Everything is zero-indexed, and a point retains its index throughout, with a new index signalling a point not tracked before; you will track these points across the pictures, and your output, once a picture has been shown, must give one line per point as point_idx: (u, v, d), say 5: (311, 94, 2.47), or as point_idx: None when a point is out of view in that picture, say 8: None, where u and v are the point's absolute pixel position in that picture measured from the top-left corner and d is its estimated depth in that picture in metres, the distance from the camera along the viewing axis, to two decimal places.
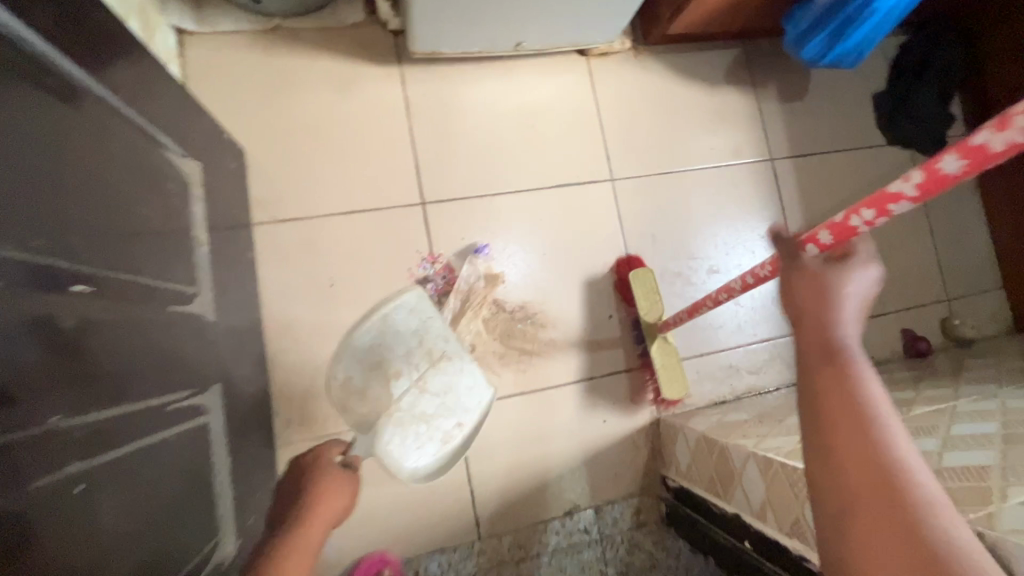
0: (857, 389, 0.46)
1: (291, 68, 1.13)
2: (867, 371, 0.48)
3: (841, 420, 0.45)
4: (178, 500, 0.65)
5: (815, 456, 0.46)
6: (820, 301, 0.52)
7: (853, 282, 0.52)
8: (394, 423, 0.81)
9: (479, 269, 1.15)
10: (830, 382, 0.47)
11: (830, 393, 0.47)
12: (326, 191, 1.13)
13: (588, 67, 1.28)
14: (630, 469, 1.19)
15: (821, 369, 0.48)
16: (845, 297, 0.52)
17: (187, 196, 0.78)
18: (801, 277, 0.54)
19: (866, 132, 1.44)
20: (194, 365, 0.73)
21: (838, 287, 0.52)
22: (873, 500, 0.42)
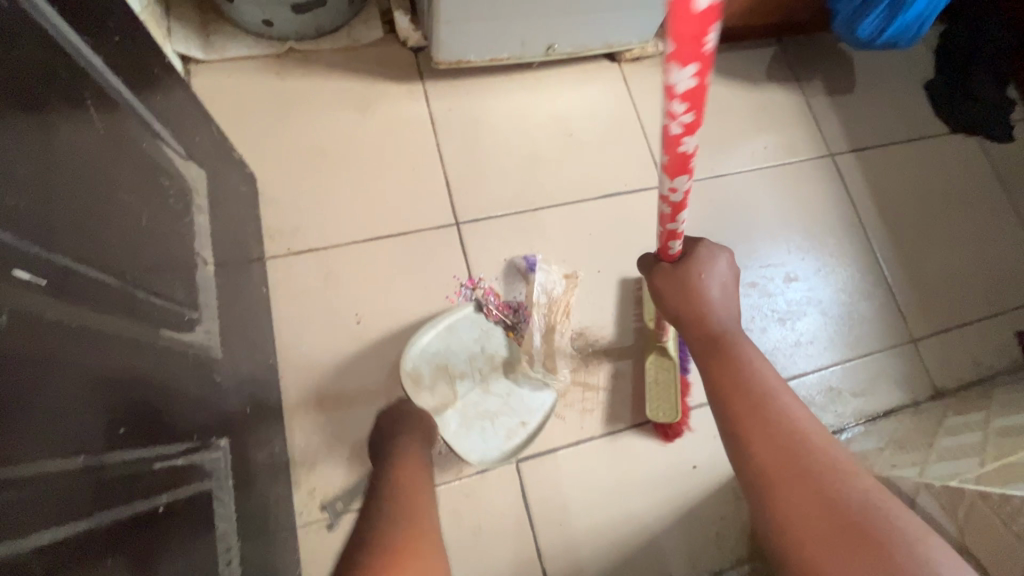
0: (739, 359, 0.54)
1: (306, 90, 1.04)
2: (750, 352, 0.54)
3: (734, 380, 0.52)
4: None
5: (726, 433, 0.51)
6: (687, 296, 0.60)
7: (713, 269, 0.61)
8: (461, 411, 0.92)
9: (552, 275, 1.02)
10: (715, 356, 0.55)
11: (719, 367, 0.54)
12: (349, 217, 0.99)
13: (622, 74, 1.20)
14: (734, 525, 0.95)
15: (711, 352, 0.56)
16: (706, 292, 0.59)
17: (193, 206, 0.63)
18: (667, 281, 0.62)
19: (926, 120, 1.32)
20: (199, 415, 0.55)
21: (691, 285, 0.60)
22: (775, 462, 0.46)
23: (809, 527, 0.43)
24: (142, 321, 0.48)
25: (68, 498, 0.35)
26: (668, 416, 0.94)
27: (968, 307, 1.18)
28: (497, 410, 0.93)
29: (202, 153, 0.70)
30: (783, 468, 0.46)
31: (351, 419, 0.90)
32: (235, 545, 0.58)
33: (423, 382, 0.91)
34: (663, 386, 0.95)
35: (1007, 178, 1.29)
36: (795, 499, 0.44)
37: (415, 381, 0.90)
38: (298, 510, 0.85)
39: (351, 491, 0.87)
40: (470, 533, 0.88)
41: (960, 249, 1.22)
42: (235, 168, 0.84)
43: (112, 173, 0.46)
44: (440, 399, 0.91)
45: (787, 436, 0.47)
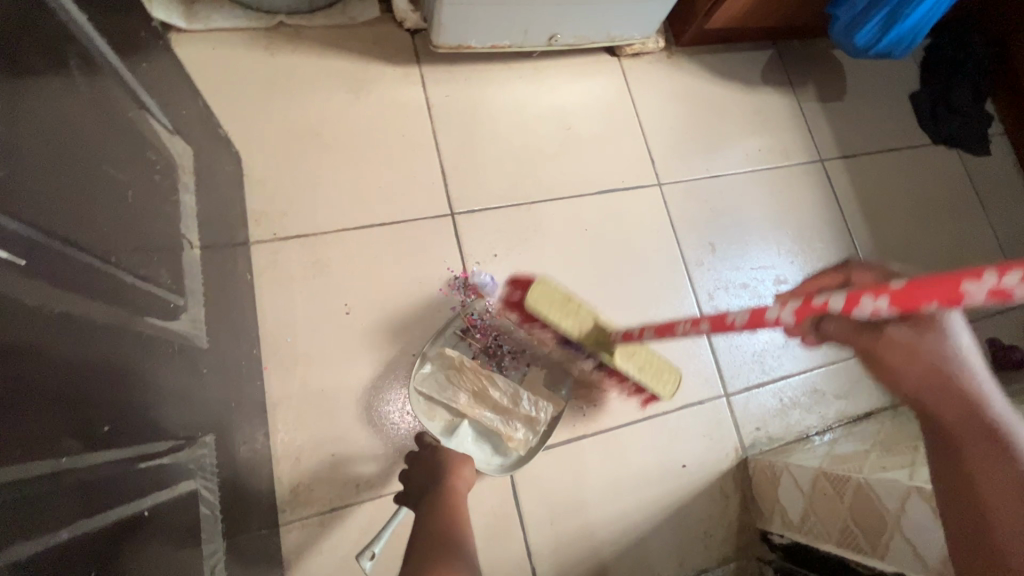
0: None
1: (296, 67, 0.99)
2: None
3: (1016, 501, 0.42)
4: None
5: (986, 552, 0.42)
6: (931, 375, 0.47)
7: (956, 341, 0.48)
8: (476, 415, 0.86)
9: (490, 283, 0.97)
10: (980, 456, 0.44)
11: (998, 478, 0.43)
12: (340, 203, 0.95)
13: (622, 68, 1.18)
14: (721, 524, 0.97)
15: (970, 446, 0.45)
16: (959, 368, 0.47)
17: (179, 184, 0.59)
18: (902, 348, 0.48)
19: (911, 129, 1.35)
20: (185, 410, 0.51)
21: (938, 355, 0.47)
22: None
23: None
24: (129, 308, 0.44)
25: (54, 503, 0.32)
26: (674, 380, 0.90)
27: None
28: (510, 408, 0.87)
29: (188, 128, 0.65)
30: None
31: (338, 414, 0.86)
32: (219, 551, 0.54)
33: (433, 395, 0.86)
34: (650, 357, 0.90)
35: (982, 190, 1.34)
36: None
37: (427, 395, 0.86)
38: (280, 508, 0.81)
39: (337, 488, 0.83)
40: None
41: (939, 258, 1.26)
42: (222, 146, 0.79)
43: (101, 147, 0.43)
44: (453, 408, 0.86)
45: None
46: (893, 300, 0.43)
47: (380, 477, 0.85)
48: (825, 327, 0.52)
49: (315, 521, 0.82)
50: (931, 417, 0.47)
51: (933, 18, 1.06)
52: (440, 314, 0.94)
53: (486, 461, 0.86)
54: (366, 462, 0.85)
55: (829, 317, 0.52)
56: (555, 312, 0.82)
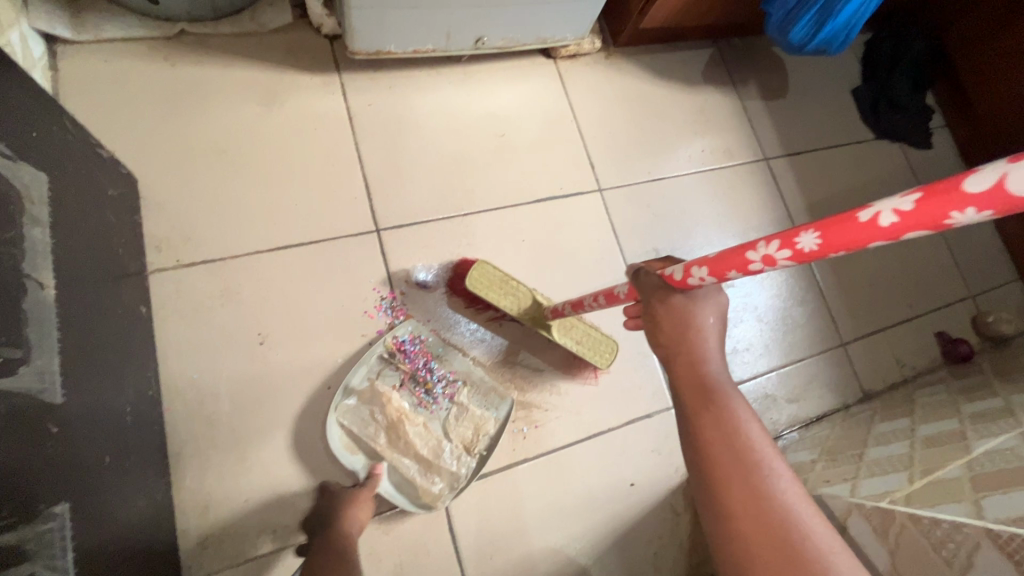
0: (732, 423, 0.44)
1: (200, 79, 0.92)
2: (742, 407, 0.45)
3: (721, 453, 0.43)
4: None
5: (708, 503, 0.43)
6: (681, 339, 0.50)
7: (710, 313, 0.51)
8: (395, 459, 0.83)
9: (434, 293, 0.93)
10: (705, 420, 0.45)
11: (707, 431, 0.44)
12: (251, 225, 0.88)
13: (558, 71, 1.14)
14: (672, 542, 0.93)
15: (695, 407, 0.46)
16: (704, 330, 0.50)
17: (23, 217, 0.52)
18: (667, 316, 0.52)
19: (854, 124, 1.34)
20: (21, 482, 0.44)
21: (689, 319, 0.51)
22: (766, 555, 0.39)
23: None
24: None
25: None
26: (612, 351, 0.90)
27: (892, 310, 1.21)
28: (431, 457, 0.84)
29: (45, 152, 0.58)
30: (769, 562, 0.39)
31: (252, 455, 0.79)
32: None
33: (354, 429, 0.82)
34: (589, 332, 0.91)
35: (925, 183, 1.33)
36: None
37: (348, 430, 0.82)
38: (186, 564, 0.73)
39: (252, 537, 0.76)
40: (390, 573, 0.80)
41: (886, 254, 1.25)
42: (104, 169, 0.72)
43: None
44: (370, 447, 0.83)
45: (776, 515, 0.40)
46: (711, 271, 0.50)
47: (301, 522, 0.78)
48: (634, 287, 0.57)
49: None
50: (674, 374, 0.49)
51: (867, 13, 1.05)
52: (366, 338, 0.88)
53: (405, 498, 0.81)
54: (283, 505, 0.78)
55: (644, 274, 0.56)
56: (493, 291, 0.87)
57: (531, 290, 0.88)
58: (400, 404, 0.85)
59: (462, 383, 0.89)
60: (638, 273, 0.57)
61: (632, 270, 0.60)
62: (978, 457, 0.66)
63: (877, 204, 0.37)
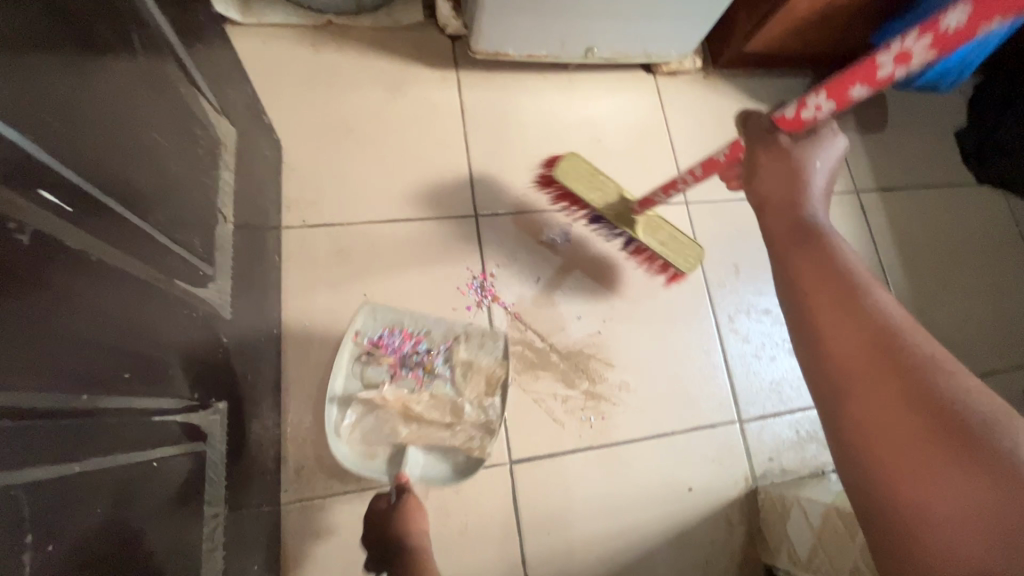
0: (825, 248, 0.52)
1: (339, 64, 1.03)
2: (835, 240, 0.52)
3: (817, 272, 0.50)
4: (166, 551, 0.45)
5: (799, 313, 0.48)
6: (784, 180, 0.60)
7: (817, 160, 0.61)
8: (425, 438, 0.82)
9: (522, 278, 0.99)
10: (794, 247, 0.53)
11: (800, 257, 0.52)
12: (368, 197, 0.97)
13: (657, 86, 1.19)
14: (724, 552, 0.94)
15: (787, 241, 0.54)
16: (806, 173, 0.59)
17: (220, 161, 0.62)
18: (768, 161, 0.61)
19: (954, 167, 1.31)
20: (204, 375, 0.54)
21: (799, 161, 0.60)
22: (865, 343, 0.43)
23: (885, 393, 0.41)
24: (162, 271, 0.47)
25: (64, 438, 0.34)
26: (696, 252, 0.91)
27: (979, 360, 1.16)
28: (453, 419, 0.83)
29: (234, 110, 0.68)
30: (867, 348, 0.43)
31: None
32: (220, 508, 0.56)
33: (370, 437, 0.81)
34: (673, 233, 0.92)
35: None
36: (876, 379, 0.41)
37: (364, 441, 0.82)
38: (283, 487, 0.82)
39: (339, 474, 0.85)
40: (455, 531, 0.86)
41: (979, 302, 1.21)
42: (264, 133, 0.83)
43: (149, 114, 0.45)
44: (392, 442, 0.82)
45: (873, 316, 0.44)
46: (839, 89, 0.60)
47: None
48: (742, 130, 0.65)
49: (315, 504, 0.83)
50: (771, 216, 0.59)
51: (984, 54, 1.04)
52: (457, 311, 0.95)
53: (445, 471, 0.83)
54: None
55: (753, 117, 0.65)
56: (581, 186, 0.92)
57: (618, 185, 0.92)
58: (399, 394, 0.83)
59: (456, 340, 0.88)
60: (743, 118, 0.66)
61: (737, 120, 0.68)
62: None
63: None
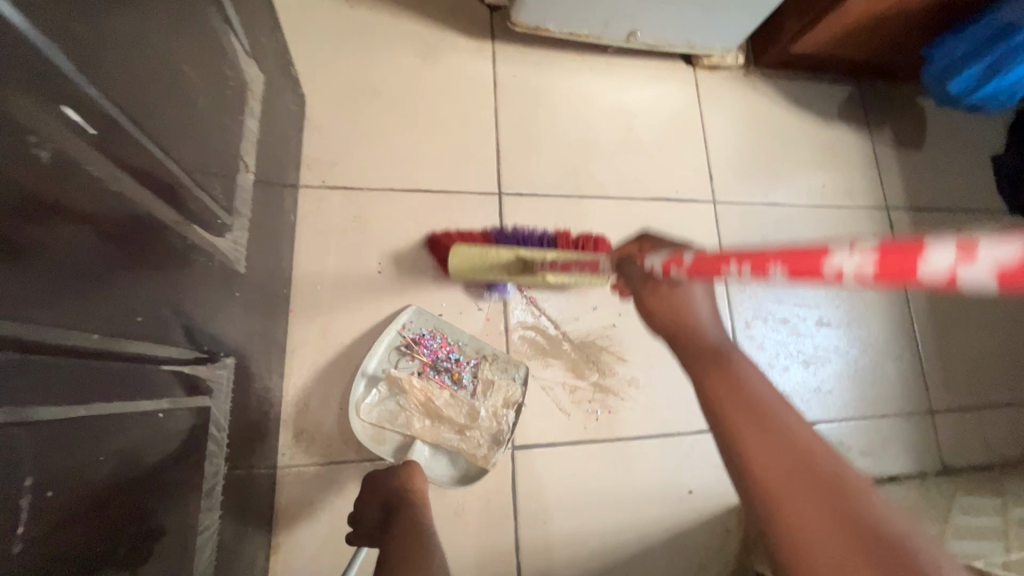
0: (734, 369, 0.46)
1: (372, 23, 1.00)
2: (742, 361, 0.46)
3: (729, 396, 0.43)
4: (164, 510, 0.43)
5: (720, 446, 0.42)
6: (673, 305, 0.55)
7: (696, 290, 0.56)
8: (434, 437, 0.83)
9: None
10: (707, 372, 0.46)
11: (710, 380, 0.45)
12: (390, 164, 0.95)
13: (695, 79, 1.15)
14: (717, 559, 0.93)
15: (699, 367, 0.47)
16: (693, 303, 0.55)
17: (246, 107, 0.58)
18: (657, 293, 0.56)
19: (988, 192, 1.27)
20: (213, 328, 0.51)
21: (685, 294, 0.55)
22: (788, 473, 0.39)
23: (826, 542, 0.36)
24: (182, 210, 0.43)
25: (73, 382, 0.31)
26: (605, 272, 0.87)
27: (990, 390, 1.14)
28: (466, 424, 0.85)
29: (264, 57, 0.65)
30: (795, 478, 0.38)
31: (351, 370, 0.86)
32: (221, 467, 0.54)
33: (382, 424, 0.83)
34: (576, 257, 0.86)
35: None
36: (816, 524, 0.36)
37: (376, 425, 0.83)
38: (280, 451, 0.81)
39: (339, 442, 0.83)
40: (450, 511, 0.85)
41: (996, 331, 1.18)
42: (293, 86, 0.80)
43: (183, 42, 0.41)
44: (403, 432, 0.83)
45: (791, 446, 0.40)
46: (691, 271, 0.53)
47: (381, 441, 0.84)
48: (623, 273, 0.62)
49: (312, 471, 0.81)
50: (680, 345, 0.52)
51: None
52: (471, 290, 0.92)
53: (443, 474, 0.84)
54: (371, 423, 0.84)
55: (631, 261, 0.61)
56: (480, 270, 0.83)
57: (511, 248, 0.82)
58: (423, 387, 0.84)
59: (486, 353, 0.89)
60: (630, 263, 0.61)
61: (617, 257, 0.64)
62: None
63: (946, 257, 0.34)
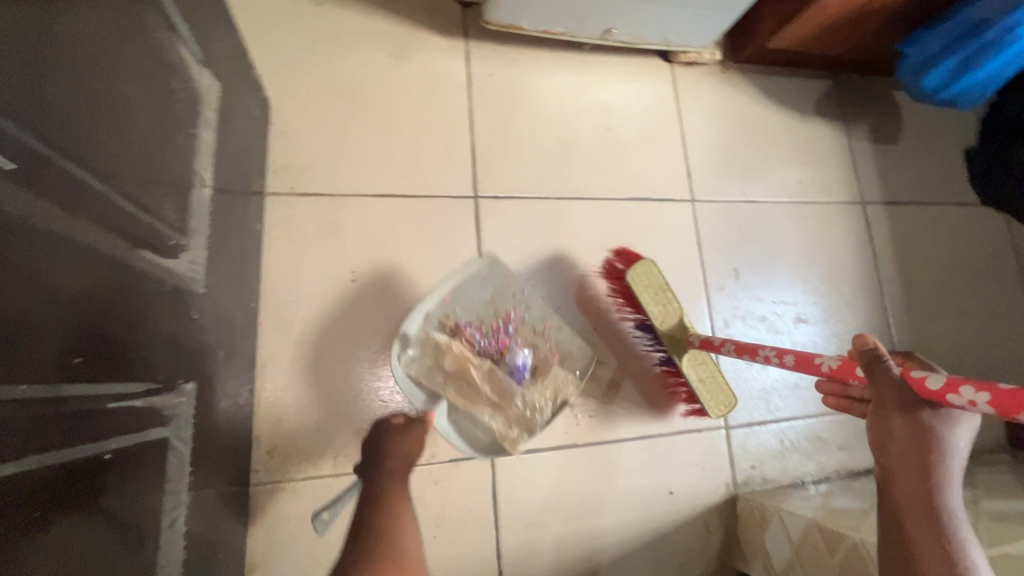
0: (957, 554, 0.49)
1: (340, 22, 0.96)
2: (970, 541, 0.50)
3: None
4: (119, 552, 0.41)
5: None
6: (919, 455, 0.53)
7: (959, 439, 0.53)
8: (466, 406, 0.79)
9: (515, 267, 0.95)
10: (926, 544, 0.50)
11: (925, 554, 0.50)
12: (361, 168, 0.92)
13: (673, 75, 1.14)
14: (700, 557, 0.94)
15: (923, 531, 0.51)
16: (949, 456, 0.53)
17: (200, 119, 0.56)
18: (908, 429, 0.54)
19: (962, 185, 1.28)
20: (169, 356, 0.49)
21: (948, 445, 0.53)
22: None
23: None
24: (124, 239, 0.41)
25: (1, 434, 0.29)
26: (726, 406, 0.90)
27: (964, 381, 1.16)
28: (501, 399, 0.80)
29: (220, 63, 0.62)
30: None
31: (326, 383, 0.84)
32: (183, 498, 0.52)
33: (418, 373, 0.80)
34: (714, 375, 0.91)
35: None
36: None
37: (412, 377, 0.80)
38: (254, 467, 0.79)
39: (314, 456, 0.81)
40: (432, 522, 0.84)
41: (971, 322, 1.20)
42: (253, 89, 0.76)
43: (119, 62, 0.39)
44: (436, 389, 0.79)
45: None
46: (995, 404, 0.47)
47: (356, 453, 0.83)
48: (868, 374, 0.57)
49: (287, 486, 0.80)
50: (893, 499, 0.54)
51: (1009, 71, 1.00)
52: None
53: (464, 442, 0.80)
54: (348, 435, 0.83)
55: (878, 365, 0.56)
56: (645, 293, 0.90)
57: (682, 311, 0.90)
58: (464, 352, 0.80)
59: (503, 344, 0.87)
60: (870, 359, 0.57)
61: (864, 348, 0.58)
62: None
63: None
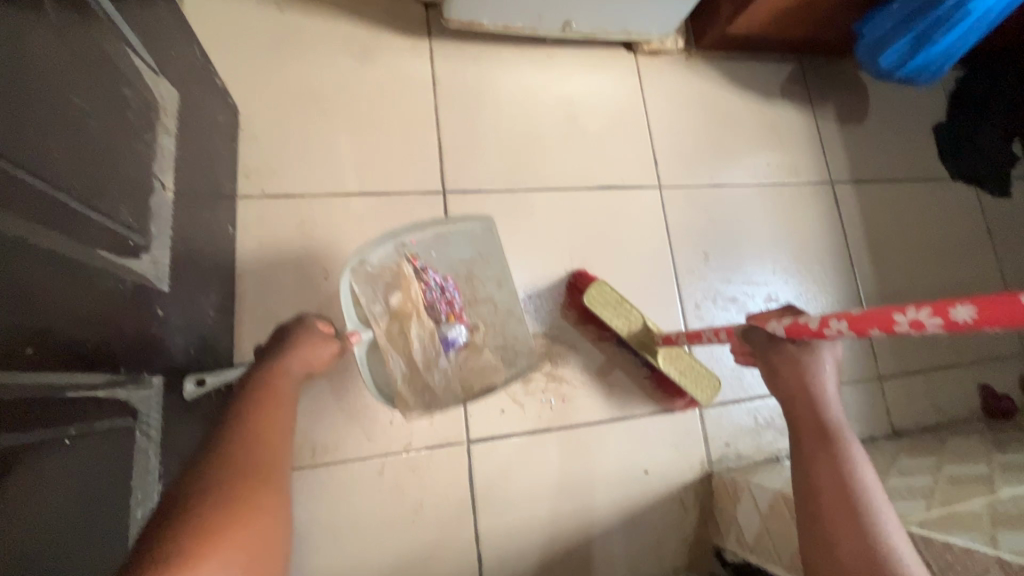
0: (841, 467, 0.58)
1: (305, 27, 0.99)
2: (854, 451, 0.59)
3: (828, 494, 0.58)
4: (88, 532, 0.44)
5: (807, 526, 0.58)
6: (799, 384, 0.63)
7: (826, 364, 0.63)
8: (388, 347, 0.82)
9: None
10: (820, 462, 0.59)
11: (817, 471, 0.59)
12: (329, 169, 0.94)
13: (637, 65, 1.16)
14: (676, 533, 0.96)
15: (813, 448, 0.60)
16: (822, 378, 0.62)
17: (158, 127, 0.59)
18: (788, 363, 0.63)
19: (931, 160, 1.30)
20: (133, 351, 0.52)
21: (816, 372, 0.62)
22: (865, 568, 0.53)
23: None
24: (77, 239, 0.44)
25: None
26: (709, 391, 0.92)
27: (936, 353, 1.18)
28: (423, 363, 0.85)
29: (180, 73, 0.65)
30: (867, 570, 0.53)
31: None
32: (154, 484, 0.55)
33: (363, 294, 0.81)
34: (692, 365, 0.94)
35: (994, 232, 1.28)
36: None
37: (357, 296, 0.81)
38: None
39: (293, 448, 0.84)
40: (410, 508, 0.86)
41: (942, 295, 1.22)
42: (216, 96, 0.79)
43: (64, 72, 0.42)
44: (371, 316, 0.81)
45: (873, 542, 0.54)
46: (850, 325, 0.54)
47: (335, 444, 0.86)
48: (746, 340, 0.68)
49: None
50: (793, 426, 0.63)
51: (962, 47, 1.02)
52: None
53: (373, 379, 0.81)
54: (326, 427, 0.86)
55: (752, 331, 0.67)
56: (607, 311, 0.93)
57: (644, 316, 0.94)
58: (416, 298, 0.85)
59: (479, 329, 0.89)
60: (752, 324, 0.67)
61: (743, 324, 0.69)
62: (1001, 498, 0.68)
63: (965, 306, 0.45)
